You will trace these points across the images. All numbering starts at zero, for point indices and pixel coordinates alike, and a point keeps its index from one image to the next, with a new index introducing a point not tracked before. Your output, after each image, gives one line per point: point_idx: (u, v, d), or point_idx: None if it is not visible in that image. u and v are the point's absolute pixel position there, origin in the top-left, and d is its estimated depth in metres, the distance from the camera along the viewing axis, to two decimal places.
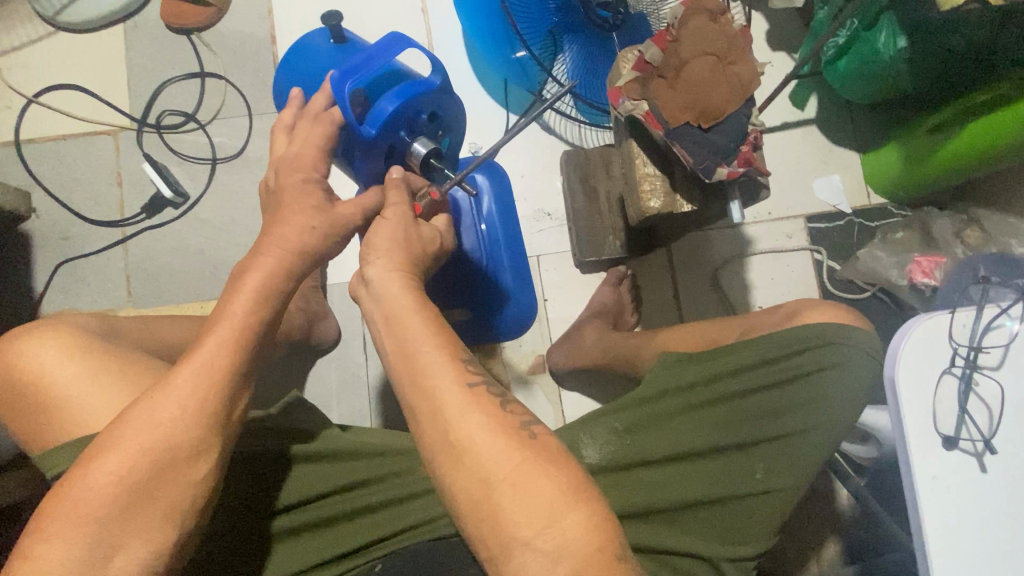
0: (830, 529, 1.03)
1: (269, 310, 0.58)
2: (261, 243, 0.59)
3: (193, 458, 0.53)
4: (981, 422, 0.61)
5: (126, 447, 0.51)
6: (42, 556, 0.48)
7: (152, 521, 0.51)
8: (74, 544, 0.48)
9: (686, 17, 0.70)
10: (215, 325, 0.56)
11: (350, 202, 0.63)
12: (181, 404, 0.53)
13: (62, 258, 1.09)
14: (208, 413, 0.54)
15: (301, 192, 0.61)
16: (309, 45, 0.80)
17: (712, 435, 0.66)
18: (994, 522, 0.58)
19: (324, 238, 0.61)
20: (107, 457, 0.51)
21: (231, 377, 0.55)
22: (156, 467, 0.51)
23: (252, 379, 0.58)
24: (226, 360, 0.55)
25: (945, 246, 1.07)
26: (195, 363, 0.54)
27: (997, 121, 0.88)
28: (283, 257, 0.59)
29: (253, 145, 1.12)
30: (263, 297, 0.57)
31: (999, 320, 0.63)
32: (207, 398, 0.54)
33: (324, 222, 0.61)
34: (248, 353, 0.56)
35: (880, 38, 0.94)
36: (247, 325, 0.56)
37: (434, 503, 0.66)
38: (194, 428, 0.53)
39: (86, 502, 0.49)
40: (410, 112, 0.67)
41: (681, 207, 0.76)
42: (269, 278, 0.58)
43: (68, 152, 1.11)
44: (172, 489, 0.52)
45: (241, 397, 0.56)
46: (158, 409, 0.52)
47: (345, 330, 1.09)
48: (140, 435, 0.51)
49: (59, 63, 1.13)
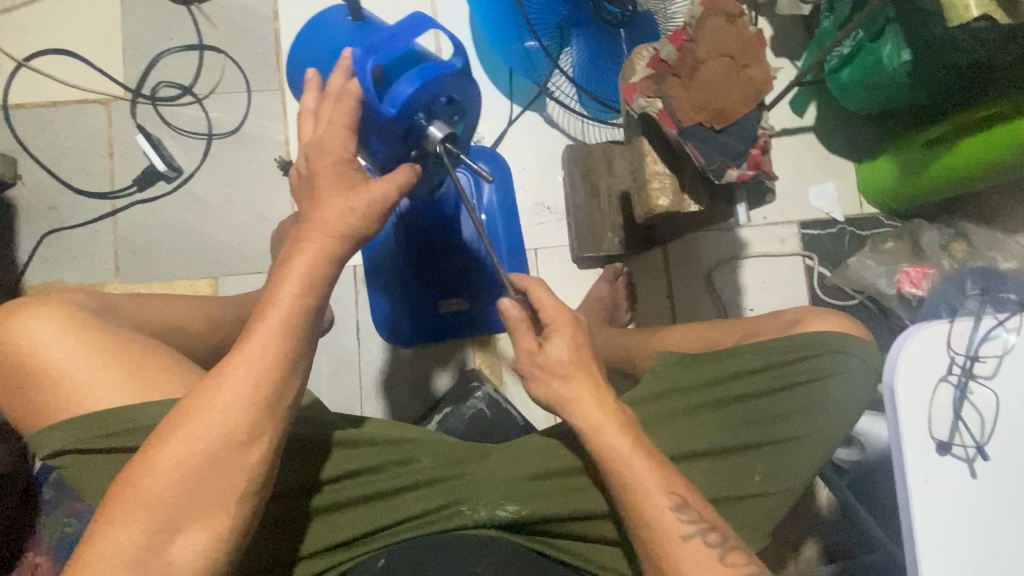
0: (811, 531, 1.05)
1: (317, 294, 0.56)
2: (305, 229, 0.58)
3: (247, 443, 0.52)
4: (973, 429, 0.62)
5: (189, 433, 0.50)
6: (111, 537, 0.48)
7: (211, 507, 0.50)
8: (137, 527, 0.48)
9: (705, 16, 0.70)
10: (268, 311, 0.54)
11: (383, 177, 0.61)
12: (235, 392, 0.52)
13: (47, 228, 1.06)
14: (262, 397, 0.52)
15: (333, 174, 0.60)
16: (327, 21, 0.79)
17: (718, 437, 0.67)
18: (983, 527, 0.60)
19: (364, 221, 0.60)
20: (173, 441, 0.50)
21: (286, 363, 0.54)
22: (215, 452, 0.50)
23: (307, 361, 0.56)
24: (280, 347, 0.54)
25: (933, 258, 1.10)
26: (252, 349, 0.53)
27: (991, 136, 0.91)
28: (321, 243, 0.57)
29: (251, 122, 1.10)
30: (311, 280, 0.56)
31: (993, 330, 0.65)
32: (263, 383, 0.52)
33: (363, 201, 0.59)
34: (301, 339, 0.55)
35: (884, 51, 0.96)
36: (297, 310, 0.55)
37: (485, 483, 0.67)
38: (247, 413, 0.52)
39: (148, 487, 0.49)
40: (429, 96, 0.65)
41: (688, 207, 0.77)
42: (308, 262, 0.56)
43: (58, 119, 1.08)
44: (230, 475, 0.51)
45: (293, 384, 0.55)
46: (216, 396, 0.51)
47: (339, 315, 1.08)
48: (200, 421, 0.50)
49: (51, 26, 1.09)
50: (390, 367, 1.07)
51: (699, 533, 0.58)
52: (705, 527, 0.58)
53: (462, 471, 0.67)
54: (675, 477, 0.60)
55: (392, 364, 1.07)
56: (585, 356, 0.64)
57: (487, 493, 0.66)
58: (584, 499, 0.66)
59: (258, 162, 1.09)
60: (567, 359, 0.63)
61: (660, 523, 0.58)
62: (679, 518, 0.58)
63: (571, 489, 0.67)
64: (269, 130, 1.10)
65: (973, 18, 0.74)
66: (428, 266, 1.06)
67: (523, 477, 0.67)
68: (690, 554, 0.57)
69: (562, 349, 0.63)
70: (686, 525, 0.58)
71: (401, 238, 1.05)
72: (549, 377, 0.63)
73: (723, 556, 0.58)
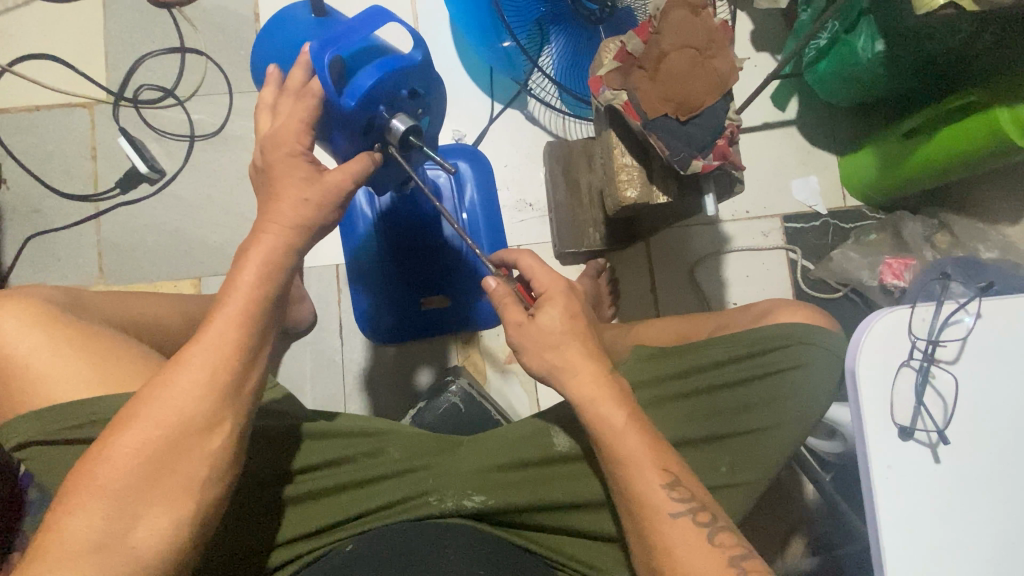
0: (798, 525, 1.04)
1: (275, 283, 0.58)
2: (260, 221, 0.59)
3: (206, 430, 0.52)
4: (936, 414, 0.63)
5: (144, 421, 0.51)
6: (68, 528, 0.48)
7: (171, 494, 0.51)
8: (95, 515, 0.48)
9: (669, 9, 0.71)
10: (224, 301, 0.55)
11: (338, 169, 0.62)
12: (191, 380, 0.52)
13: (32, 232, 1.07)
14: (219, 386, 0.53)
15: (295, 167, 0.61)
16: (290, 17, 0.79)
17: (685, 427, 0.67)
18: (948, 511, 0.61)
19: (317, 211, 0.60)
20: (129, 430, 0.50)
21: (243, 351, 0.55)
22: (170, 440, 0.51)
23: (265, 351, 0.57)
24: (237, 335, 0.54)
25: (916, 249, 1.10)
26: (206, 340, 0.54)
27: (969, 130, 0.90)
28: (277, 235, 0.58)
29: (233, 124, 1.11)
30: (268, 271, 0.57)
31: (956, 316, 0.66)
32: (219, 370, 0.53)
33: (318, 193, 0.60)
34: (259, 328, 0.56)
35: (859, 43, 0.95)
36: (255, 301, 0.56)
37: (459, 470, 0.67)
38: (207, 399, 0.52)
39: (105, 475, 0.49)
40: (391, 87, 0.66)
41: (657, 199, 0.78)
42: (263, 253, 0.57)
43: (42, 123, 1.09)
44: (188, 462, 0.51)
45: (251, 372, 0.56)
46: (172, 385, 0.52)
47: (322, 313, 1.09)
48: (155, 410, 0.51)
49: (35, 32, 1.11)
50: (373, 366, 1.08)
51: (689, 512, 0.57)
52: (695, 507, 0.57)
53: (428, 463, 0.68)
54: (671, 465, 0.59)
55: (374, 362, 1.08)
56: (579, 327, 0.63)
57: (457, 483, 0.67)
58: (550, 490, 0.66)
59: (240, 163, 1.10)
60: (559, 328, 0.62)
61: (652, 501, 0.57)
62: (670, 496, 0.57)
63: (537, 481, 0.67)
64: (251, 132, 1.11)
65: (940, 5, 0.74)
66: (408, 263, 1.07)
67: (489, 469, 0.67)
68: (678, 534, 0.56)
69: (555, 317, 0.62)
70: (677, 503, 0.57)
71: (382, 236, 1.06)
72: (541, 348, 0.61)
73: (712, 536, 0.57)
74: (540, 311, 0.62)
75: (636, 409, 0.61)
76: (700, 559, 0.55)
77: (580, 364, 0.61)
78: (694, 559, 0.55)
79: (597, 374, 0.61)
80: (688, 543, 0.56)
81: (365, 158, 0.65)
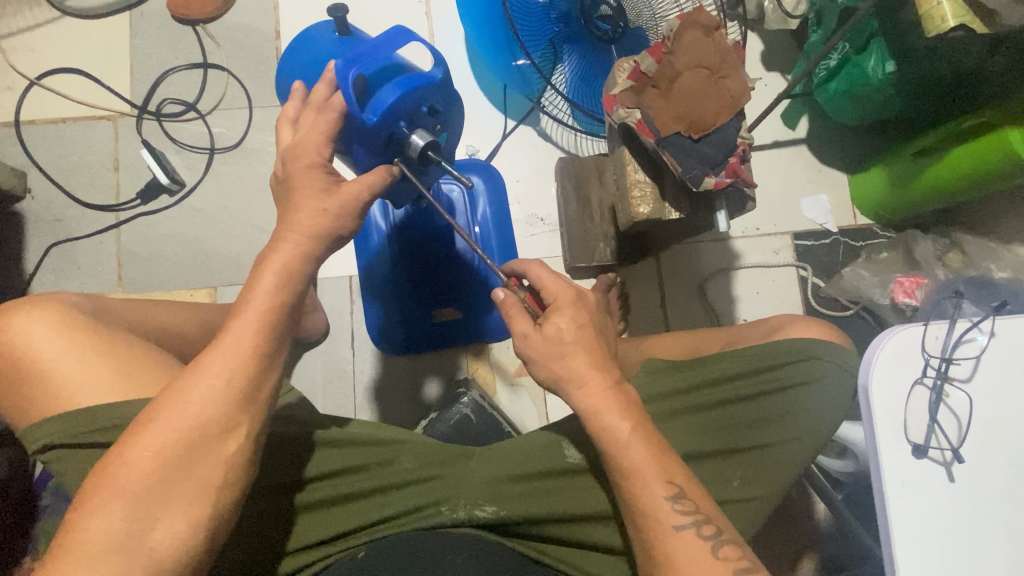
0: (808, 545, 1.03)
1: (292, 292, 0.59)
2: (281, 230, 0.60)
3: (223, 434, 0.53)
4: (950, 433, 0.63)
5: (163, 424, 0.52)
6: (88, 527, 0.48)
7: (187, 497, 0.51)
8: (115, 516, 0.49)
9: (682, 30, 0.72)
10: (243, 308, 0.57)
11: (356, 180, 0.63)
12: (210, 384, 0.54)
13: (53, 240, 1.09)
14: (236, 392, 0.54)
15: (313, 177, 0.62)
16: (313, 36, 0.82)
17: (696, 442, 0.67)
18: (962, 531, 0.61)
19: (336, 221, 0.62)
20: (148, 433, 0.51)
21: (260, 357, 0.56)
22: (189, 443, 0.52)
23: (281, 358, 0.59)
24: (253, 341, 0.56)
25: (927, 268, 1.10)
26: (224, 345, 0.55)
27: (983, 148, 0.90)
28: (295, 244, 0.60)
29: (252, 137, 1.13)
30: (286, 279, 0.59)
31: (970, 334, 0.66)
32: (236, 375, 0.54)
33: (336, 204, 0.61)
34: (275, 335, 0.57)
35: (870, 63, 0.96)
36: (272, 308, 0.57)
37: (467, 481, 0.67)
38: (222, 405, 0.53)
39: (124, 476, 0.50)
40: (410, 104, 0.68)
41: (670, 215, 0.79)
42: (281, 262, 0.59)
43: (68, 135, 1.12)
44: (204, 465, 0.52)
45: (267, 378, 0.57)
46: (191, 389, 0.53)
47: (334, 324, 1.10)
48: (174, 414, 0.52)
49: (64, 47, 1.14)
50: (384, 377, 1.08)
51: (693, 525, 0.57)
52: (701, 519, 0.57)
53: (438, 474, 0.68)
54: (678, 476, 0.59)
55: (385, 373, 1.08)
56: (587, 338, 0.63)
57: (467, 493, 0.67)
58: (559, 502, 0.66)
59: (257, 175, 1.12)
60: (567, 338, 0.62)
61: (656, 511, 0.57)
62: (674, 508, 0.57)
63: (546, 492, 0.67)
64: (270, 145, 1.13)
65: (951, 27, 0.75)
66: (420, 275, 1.08)
67: (498, 480, 0.67)
68: (681, 546, 0.56)
69: (560, 328, 0.62)
70: (682, 516, 0.57)
71: (395, 249, 1.07)
72: (550, 359, 0.62)
73: (716, 549, 0.57)
74: (545, 321, 0.63)
75: (643, 421, 0.61)
76: (703, 571, 0.55)
77: (589, 372, 0.61)
78: (695, 571, 0.55)
79: (605, 385, 0.61)
80: (691, 552, 0.56)
81: (383, 170, 0.66)
